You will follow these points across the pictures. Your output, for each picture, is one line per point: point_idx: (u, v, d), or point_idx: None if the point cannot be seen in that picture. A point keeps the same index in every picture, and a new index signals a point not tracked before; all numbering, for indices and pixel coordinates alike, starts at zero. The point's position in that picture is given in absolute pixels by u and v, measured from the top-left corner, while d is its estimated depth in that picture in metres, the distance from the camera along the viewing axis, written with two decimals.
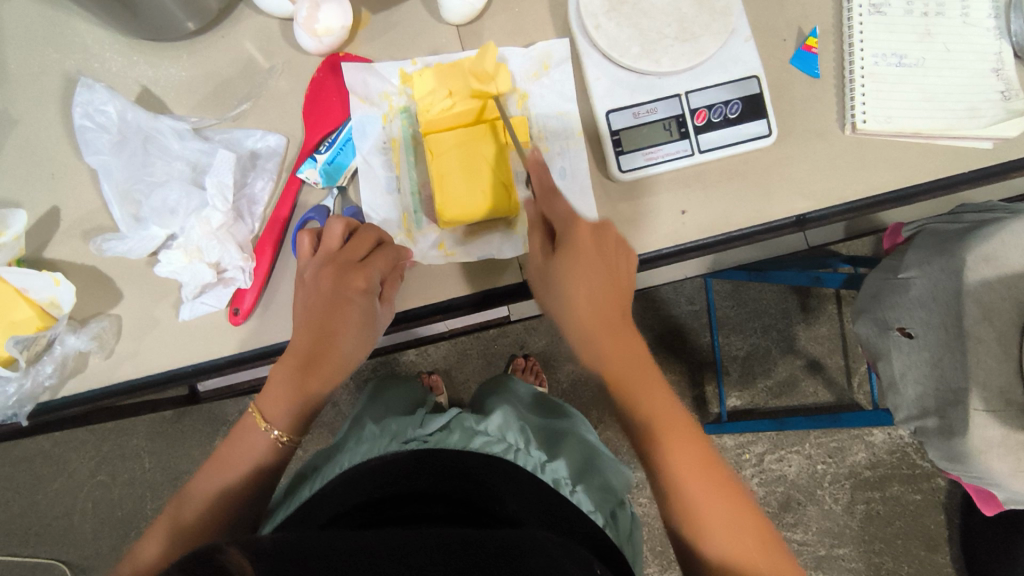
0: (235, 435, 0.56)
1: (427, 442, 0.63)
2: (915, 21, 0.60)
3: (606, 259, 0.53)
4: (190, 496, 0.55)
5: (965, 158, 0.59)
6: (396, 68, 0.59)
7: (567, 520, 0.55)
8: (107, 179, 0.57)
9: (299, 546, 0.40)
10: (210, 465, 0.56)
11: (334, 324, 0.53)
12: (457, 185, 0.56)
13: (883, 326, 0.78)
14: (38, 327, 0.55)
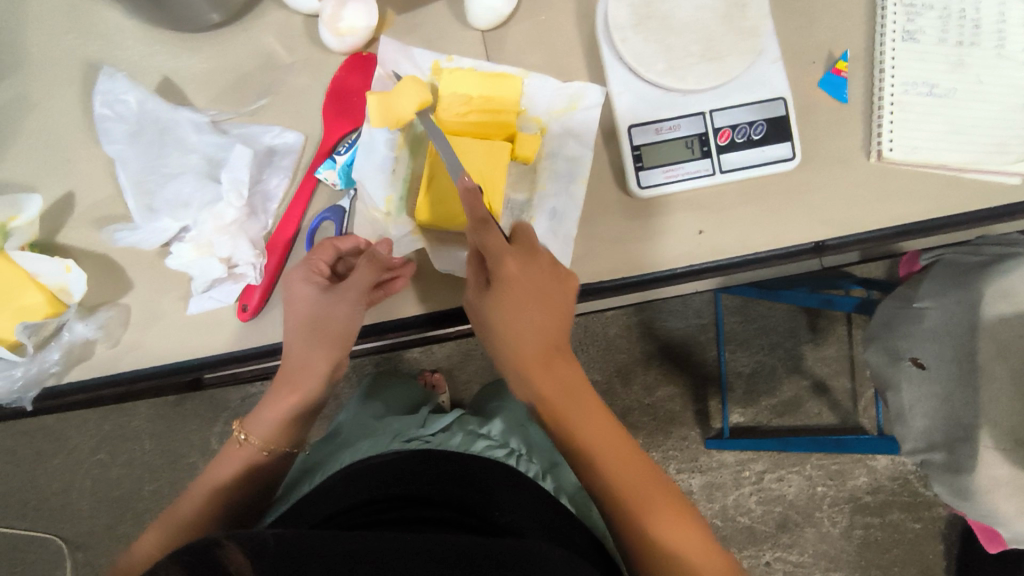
0: (212, 465, 0.59)
1: (429, 442, 0.64)
2: (949, 50, 0.58)
3: (551, 291, 0.53)
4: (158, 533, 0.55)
5: (990, 193, 0.58)
6: (429, 60, 0.59)
7: (565, 534, 0.54)
8: (123, 169, 0.57)
9: (301, 545, 0.40)
10: (182, 496, 0.58)
11: (298, 351, 0.56)
12: (439, 192, 0.55)
13: (894, 355, 0.75)
14: (48, 313, 0.55)
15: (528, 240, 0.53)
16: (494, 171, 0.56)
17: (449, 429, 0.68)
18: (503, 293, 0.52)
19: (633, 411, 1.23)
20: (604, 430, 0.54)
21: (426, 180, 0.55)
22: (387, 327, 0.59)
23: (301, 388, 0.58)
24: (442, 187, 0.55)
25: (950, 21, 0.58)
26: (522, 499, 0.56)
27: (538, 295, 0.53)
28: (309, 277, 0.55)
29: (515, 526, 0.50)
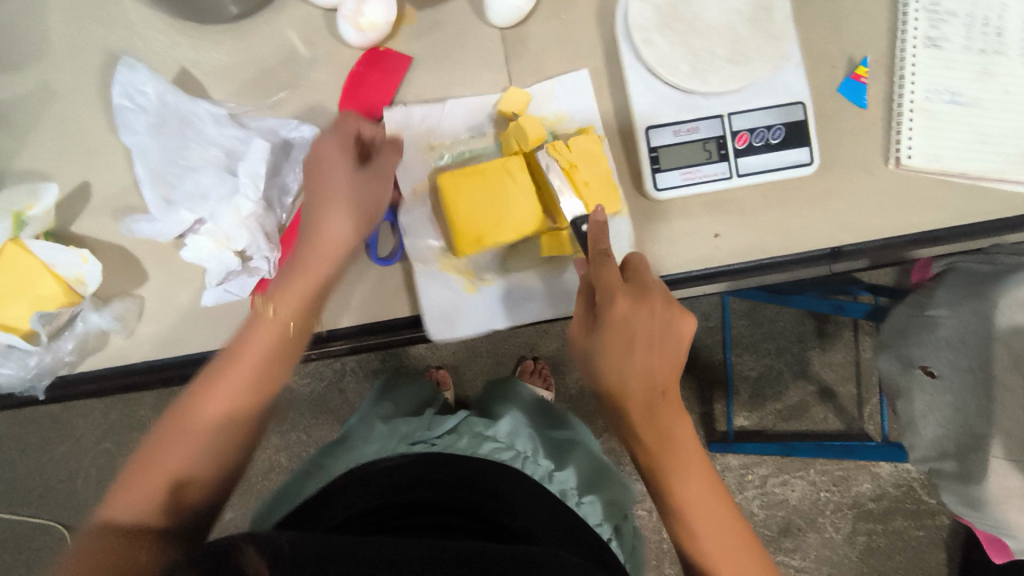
0: (181, 419, 0.54)
1: (434, 446, 0.62)
2: (974, 59, 0.58)
3: (659, 333, 0.53)
4: (129, 509, 0.51)
5: (1010, 203, 0.58)
6: (590, 119, 0.59)
7: (580, 539, 0.55)
8: (142, 160, 0.55)
9: (320, 551, 0.41)
10: (146, 462, 0.53)
11: (317, 241, 0.55)
12: (466, 190, 0.56)
13: (906, 364, 0.73)
14: (61, 302, 0.55)
15: (643, 276, 0.53)
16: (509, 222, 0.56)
17: (455, 430, 0.65)
18: (619, 339, 0.52)
19: None
20: (704, 479, 0.56)
21: (474, 171, 0.56)
22: (400, 323, 0.59)
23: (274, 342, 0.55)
24: (472, 197, 0.55)
25: (974, 29, 0.58)
26: (532, 504, 0.57)
27: (651, 339, 0.53)
28: (342, 146, 0.55)
29: (525, 530, 0.52)
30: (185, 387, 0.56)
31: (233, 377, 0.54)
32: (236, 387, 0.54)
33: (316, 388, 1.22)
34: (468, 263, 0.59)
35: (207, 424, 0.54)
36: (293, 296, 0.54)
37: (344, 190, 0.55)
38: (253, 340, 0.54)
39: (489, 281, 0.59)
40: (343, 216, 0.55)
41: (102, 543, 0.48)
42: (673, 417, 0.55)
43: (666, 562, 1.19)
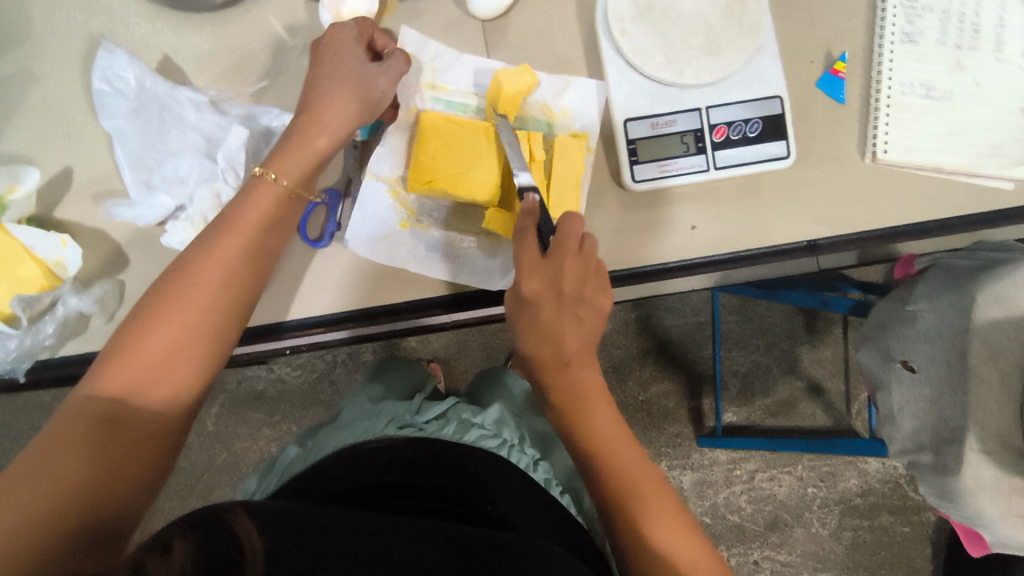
0: (193, 267, 0.48)
1: (423, 430, 0.63)
2: (948, 53, 0.58)
3: (572, 309, 0.52)
4: (101, 385, 0.46)
5: (986, 198, 0.58)
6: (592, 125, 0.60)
7: (562, 530, 0.56)
8: (122, 145, 0.57)
9: (307, 516, 0.40)
10: (134, 330, 0.47)
11: (320, 108, 0.53)
12: (441, 133, 0.58)
13: (886, 357, 0.76)
14: (41, 286, 0.56)
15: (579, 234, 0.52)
16: (467, 174, 0.57)
17: (443, 416, 0.67)
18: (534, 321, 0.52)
19: (627, 406, 1.24)
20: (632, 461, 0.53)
21: (456, 121, 0.58)
22: (380, 312, 0.59)
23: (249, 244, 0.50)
24: (444, 140, 0.58)
25: (950, 24, 0.58)
26: (518, 494, 0.57)
27: (559, 308, 0.52)
28: (358, 39, 0.54)
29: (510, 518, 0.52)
30: (206, 228, 0.51)
31: (229, 263, 0.49)
32: (235, 254, 0.49)
33: (307, 378, 1.23)
34: (415, 202, 0.60)
35: (200, 314, 0.48)
36: (293, 161, 0.52)
37: (355, 66, 0.53)
38: (258, 199, 0.51)
39: (425, 227, 0.60)
40: (348, 99, 0.53)
41: (70, 440, 0.43)
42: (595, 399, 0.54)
43: None
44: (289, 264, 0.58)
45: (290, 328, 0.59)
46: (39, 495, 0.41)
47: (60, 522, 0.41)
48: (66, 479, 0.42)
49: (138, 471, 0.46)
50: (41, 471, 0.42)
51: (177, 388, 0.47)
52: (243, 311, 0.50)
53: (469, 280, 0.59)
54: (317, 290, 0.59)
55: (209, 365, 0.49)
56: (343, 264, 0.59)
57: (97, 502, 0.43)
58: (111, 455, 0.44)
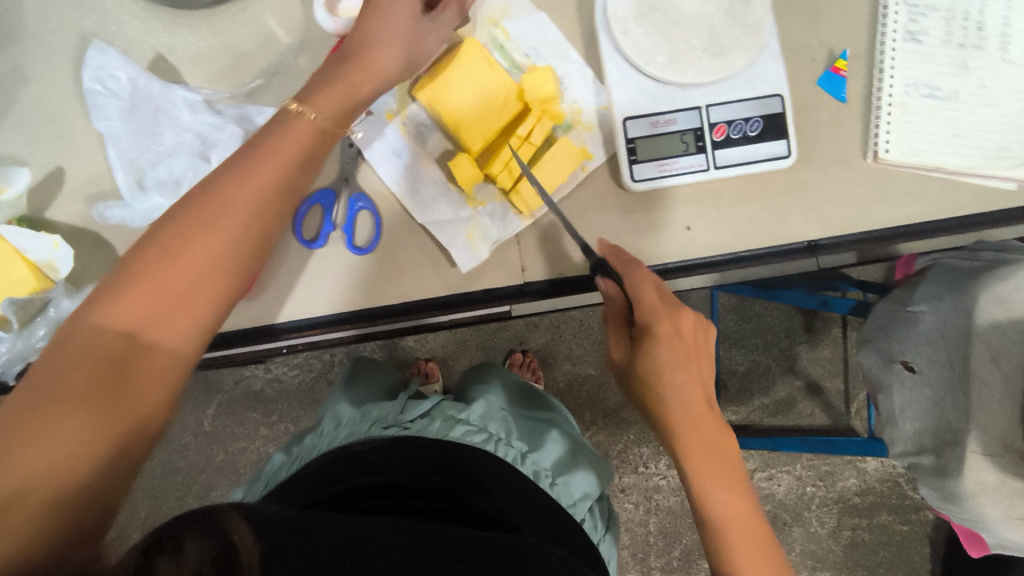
0: (216, 202, 0.45)
1: (407, 430, 0.60)
2: (952, 52, 0.58)
3: (722, 440, 0.56)
4: (109, 320, 0.42)
5: (989, 198, 0.58)
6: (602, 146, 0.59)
7: (553, 520, 0.56)
8: (114, 146, 0.56)
9: (300, 521, 0.40)
10: (150, 261, 0.43)
11: (366, 51, 0.51)
12: (471, 69, 0.55)
13: (887, 359, 0.74)
14: (32, 288, 0.55)
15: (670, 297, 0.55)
16: (463, 121, 0.56)
17: (428, 415, 0.63)
18: (698, 457, 0.56)
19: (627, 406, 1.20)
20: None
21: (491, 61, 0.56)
22: (375, 313, 0.58)
23: (272, 180, 0.47)
24: (466, 76, 0.55)
25: (954, 24, 0.58)
26: (509, 489, 0.56)
27: (691, 347, 0.56)
28: None
29: (502, 515, 0.51)
30: (231, 156, 0.48)
31: (253, 203, 0.46)
32: (261, 191, 0.46)
33: (305, 378, 1.22)
34: (412, 112, 0.59)
35: (224, 248, 0.45)
36: (330, 100, 0.49)
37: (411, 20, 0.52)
38: (288, 137, 0.48)
39: (404, 132, 0.59)
40: (391, 50, 0.51)
41: (75, 383, 0.40)
42: (748, 543, 0.55)
43: (652, 554, 1.21)
44: (282, 263, 0.58)
45: (281, 331, 0.59)
46: (43, 452, 0.37)
47: (67, 478, 0.38)
48: (78, 429, 0.39)
49: (151, 416, 0.43)
50: (49, 422, 0.38)
51: (193, 330, 0.44)
52: (262, 247, 0.47)
53: (408, 202, 0.58)
54: (312, 291, 0.58)
55: (225, 304, 0.46)
56: (339, 265, 0.58)
57: (110, 454, 0.40)
58: (123, 400, 0.41)
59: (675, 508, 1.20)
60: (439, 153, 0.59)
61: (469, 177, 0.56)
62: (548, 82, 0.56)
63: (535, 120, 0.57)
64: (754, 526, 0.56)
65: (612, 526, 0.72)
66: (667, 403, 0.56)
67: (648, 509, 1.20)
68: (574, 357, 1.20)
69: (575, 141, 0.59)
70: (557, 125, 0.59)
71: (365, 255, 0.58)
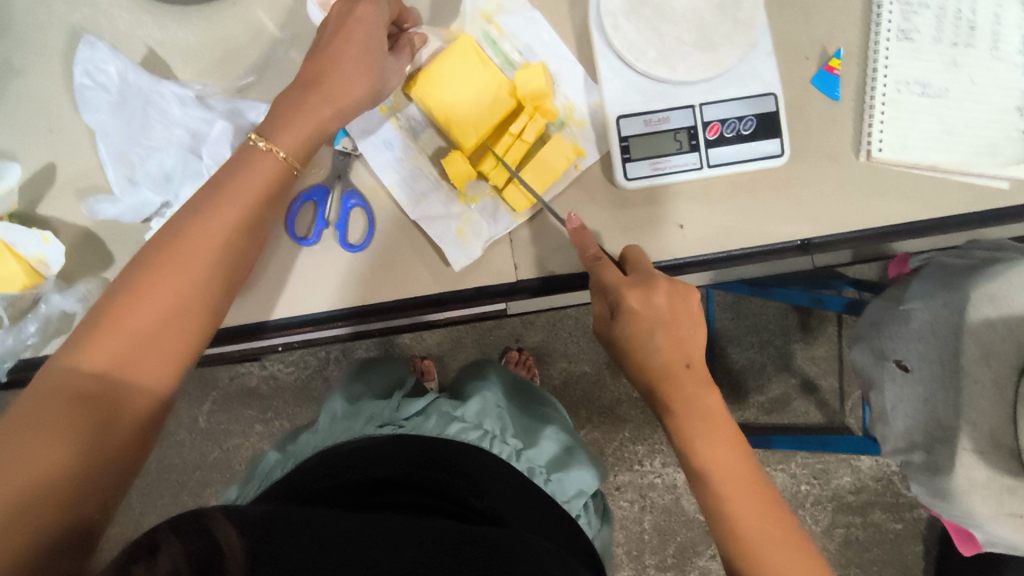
0: (185, 235, 0.46)
1: (402, 428, 0.60)
2: (943, 50, 0.58)
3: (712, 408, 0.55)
4: (82, 362, 0.43)
5: (980, 196, 0.58)
6: (595, 143, 0.59)
7: (545, 515, 0.57)
8: (104, 140, 0.55)
9: (291, 517, 0.39)
10: (125, 295, 0.45)
11: (332, 83, 0.51)
12: (463, 65, 0.55)
13: (880, 356, 0.75)
14: (24, 284, 0.55)
15: (645, 269, 0.54)
16: (455, 116, 0.56)
17: (424, 411, 0.62)
18: (689, 419, 0.54)
19: (621, 404, 1.20)
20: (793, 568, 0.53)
21: (484, 58, 0.56)
22: (365, 309, 0.59)
23: (246, 208, 0.48)
24: (458, 72, 0.55)
25: (946, 21, 0.58)
26: (501, 485, 0.56)
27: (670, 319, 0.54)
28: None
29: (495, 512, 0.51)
30: (195, 196, 0.48)
31: (224, 233, 0.47)
32: (230, 223, 0.47)
33: (301, 375, 1.22)
34: (404, 108, 0.59)
35: (194, 286, 0.46)
36: (298, 135, 0.50)
37: (379, 51, 0.52)
38: (256, 168, 0.49)
39: (396, 128, 0.59)
40: (358, 83, 0.51)
41: (45, 422, 0.41)
42: (743, 499, 0.54)
43: (647, 552, 1.21)
44: (274, 259, 0.58)
45: (274, 327, 0.59)
46: (17, 486, 0.39)
47: (42, 512, 0.39)
48: (51, 465, 0.40)
49: (125, 453, 0.44)
50: (23, 459, 0.39)
51: (167, 362, 0.46)
52: (232, 285, 0.49)
53: (400, 198, 0.58)
54: (304, 287, 0.58)
55: (198, 340, 0.47)
56: (331, 261, 0.58)
57: (84, 489, 0.41)
58: (97, 435, 0.42)
59: (670, 505, 1.20)
60: (431, 150, 0.59)
61: (461, 173, 0.57)
62: (539, 77, 0.56)
63: (527, 117, 0.57)
64: (751, 480, 0.54)
65: (606, 521, 0.72)
66: (652, 369, 0.54)
67: (643, 506, 1.20)
68: (570, 354, 1.20)
69: (567, 138, 0.59)
70: (549, 122, 0.59)
71: (357, 252, 0.58)
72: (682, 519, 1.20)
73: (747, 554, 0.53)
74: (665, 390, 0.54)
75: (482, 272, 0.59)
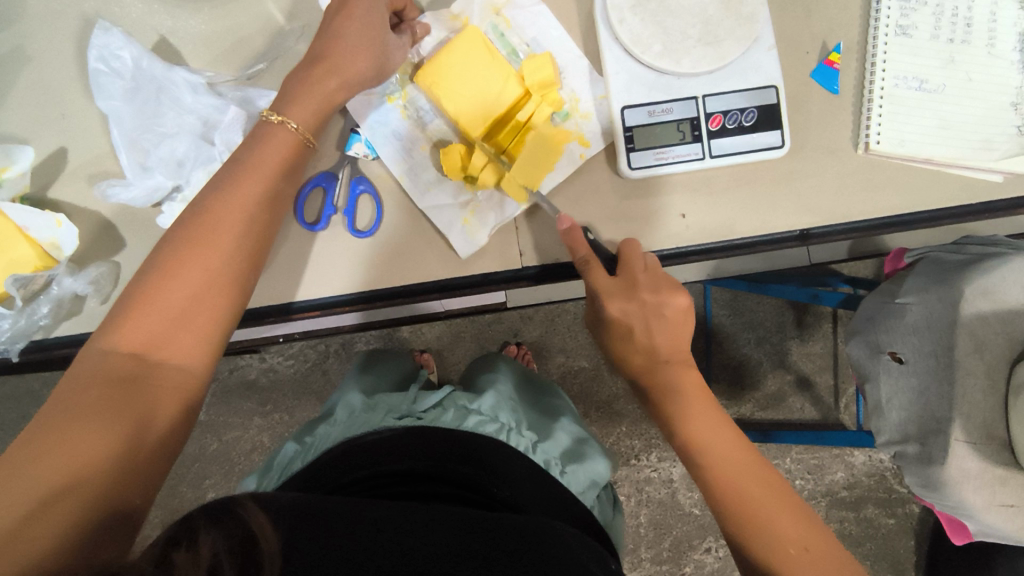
0: (212, 215, 0.48)
1: (421, 420, 0.58)
2: (940, 47, 0.59)
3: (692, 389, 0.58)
4: (118, 344, 0.44)
5: (974, 190, 0.59)
6: (600, 135, 0.60)
7: (566, 505, 0.56)
8: (118, 126, 0.56)
9: (321, 507, 0.41)
10: (157, 277, 0.46)
11: (335, 58, 0.52)
12: (470, 56, 0.56)
13: (874, 349, 0.74)
14: (36, 267, 0.57)
15: (633, 268, 0.56)
16: (461, 106, 0.57)
17: (440, 405, 0.61)
18: (670, 390, 0.58)
19: (618, 399, 1.21)
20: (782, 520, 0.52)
21: (490, 48, 0.57)
22: (372, 295, 0.60)
23: (264, 183, 0.49)
24: (465, 62, 0.56)
25: (943, 19, 0.59)
26: (522, 473, 0.56)
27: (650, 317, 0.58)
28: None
29: (516, 501, 0.51)
30: (215, 177, 0.50)
31: (249, 210, 0.48)
32: (253, 203, 0.49)
33: (301, 368, 1.23)
34: (413, 97, 0.60)
35: (222, 263, 0.47)
36: (308, 107, 0.51)
37: (381, 29, 0.54)
38: (274, 147, 0.50)
39: (405, 117, 0.60)
40: (363, 58, 0.53)
41: (85, 404, 0.42)
42: (724, 458, 0.55)
43: (643, 546, 1.22)
44: (284, 245, 0.59)
45: (281, 314, 0.60)
46: (58, 467, 0.39)
47: (87, 486, 0.40)
48: (94, 441, 0.41)
49: (165, 433, 0.45)
50: (62, 440, 0.40)
51: (198, 340, 0.47)
52: (258, 262, 0.50)
53: (407, 186, 0.59)
54: (312, 275, 0.59)
55: (229, 316, 0.48)
56: (339, 249, 0.59)
57: (128, 465, 0.42)
58: (136, 413, 0.43)
59: (666, 500, 1.21)
60: (438, 139, 0.60)
61: (463, 165, 0.57)
62: (546, 68, 0.57)
63: (533, 105, 0.58)
64: (733, 442, 0.56)
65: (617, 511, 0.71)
66: (637, 364, 0.59)
67: (640, 500, 1.22)
68: (568, 349, 1.21)
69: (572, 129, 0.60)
70: (554, 113, 0.60)
71: (365, 238, 0.59)
72: (677, 513, 1.21)
73: (735, 506, 0.54)
74: (648, 374, 0.59)
75: (485, 260, 0.60)
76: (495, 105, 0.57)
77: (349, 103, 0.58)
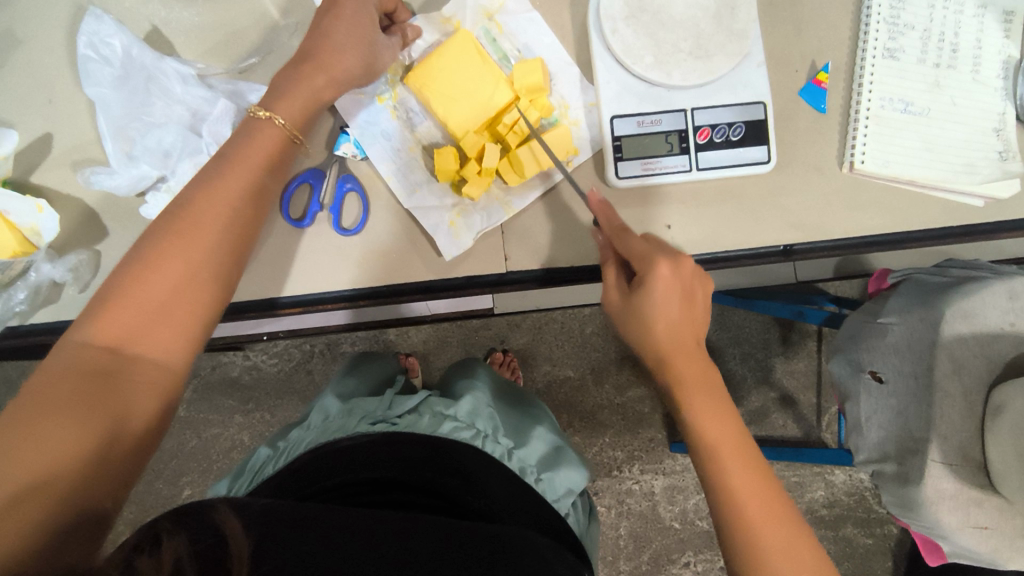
0: (195, 210, 0.47)
1: (395, 426, 0.58)
2: (926, 71, 0.60)
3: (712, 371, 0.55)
4: (93, 337, 0.44)
5: (955, 213, 0.60)
6: (590, 141, 0.61)
7: (541, 513, 0.55)
8: (104, 113, 0.56)
9: (295, 513, 0.40)
10: (136, 270, 0.45)
11: (325, 56, 0.52)
12: (459, 59, 0.57)
13: (856, 368, 0.74)
14: (14, 252, 0.55)
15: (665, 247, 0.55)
16: (450, 107, 0.57)
17: (416, 410, 0.61)
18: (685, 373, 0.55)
19: (602, 410, 1.21)
20: (771, 525, 0.50)
21: (480, 52, 0.57)
22: (357, 293, 0.59)
23: (248, 178, 0.49)
24: (455, 64, 0.57)
25: (930, 44, 0.60)
26: (499, 482, 0.55)
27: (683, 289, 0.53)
28: None
29: (490, 511, 0.50)
30: (200, 171, 0.49)
31: (232, 205, 0.48)
32: (238, 196, 0.48)
33: (284, 367, 1.22)
34: (404, 98, 0.60)
35: (202, 259, 0.47)
36: (297, 103, 0.51)
37: (371, 29, 0.54)
38: (259, 143, 0.50)
39: (395, 118, 0.60)
40: (352, 55, 0.53)
41: (57, 401, 0.41)
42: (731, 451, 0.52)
43: (621, 558, 1.22)
44: (269, 240, 0.59)
45: (259, 310, 0.59)
46: (28, 466, 0.39)
47: (56, 486, 0.39)
48: (64, 439, 0.40)
49: (138, 433, 0.44)
50: (31, 438, 0.39)
51: (177, 335, 0.46)
52: (240, 257, 0.49)
53: (395, 187, 0.59)
54: (295, 271, 0.59)
55: (208, 309, 0.48)
56: (323, 245, 0.59)
57: (101, 463, 0.41)
58: (107, 409, 0.42)
59: (647, 512, 1.21)
60: (427, 141, 0.60)
61: (448, 168, 0.57)
62: (537, 72, 0.57)
63: (520, 109, 0.58)
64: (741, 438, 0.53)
65: (592, 522, 0.71)
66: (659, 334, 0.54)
67: (620, 512, 1.21)
68: (554, 358, 1.21)
69: None
70: (545, 118, 0.60)
71: (348, 235, 0.59)
72: (656, 526, 1.21)
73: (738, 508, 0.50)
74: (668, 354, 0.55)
75: (470, 263, 0.60)
76: (483, 107, 0.57)
77: (338, 102, 0.58)
